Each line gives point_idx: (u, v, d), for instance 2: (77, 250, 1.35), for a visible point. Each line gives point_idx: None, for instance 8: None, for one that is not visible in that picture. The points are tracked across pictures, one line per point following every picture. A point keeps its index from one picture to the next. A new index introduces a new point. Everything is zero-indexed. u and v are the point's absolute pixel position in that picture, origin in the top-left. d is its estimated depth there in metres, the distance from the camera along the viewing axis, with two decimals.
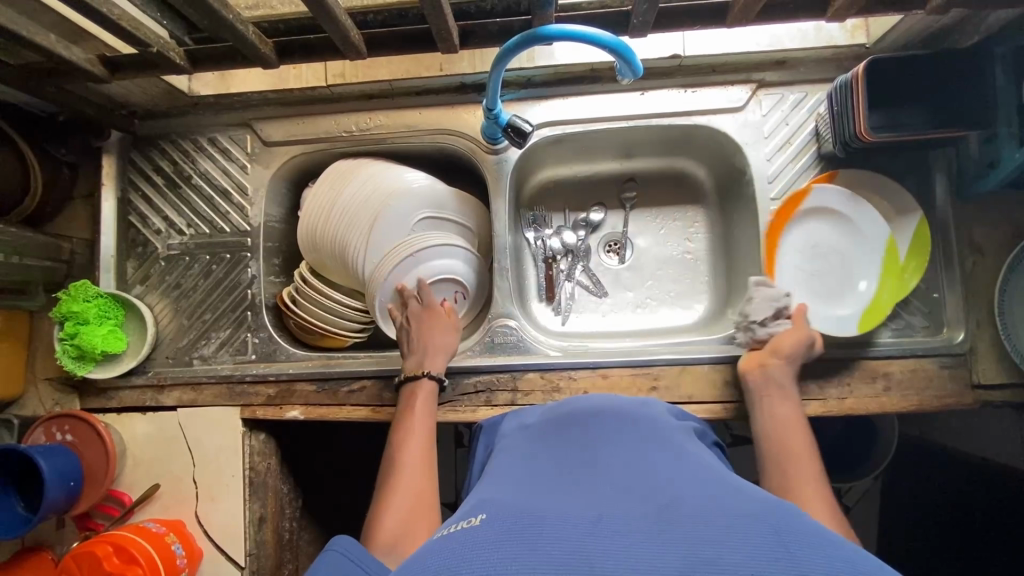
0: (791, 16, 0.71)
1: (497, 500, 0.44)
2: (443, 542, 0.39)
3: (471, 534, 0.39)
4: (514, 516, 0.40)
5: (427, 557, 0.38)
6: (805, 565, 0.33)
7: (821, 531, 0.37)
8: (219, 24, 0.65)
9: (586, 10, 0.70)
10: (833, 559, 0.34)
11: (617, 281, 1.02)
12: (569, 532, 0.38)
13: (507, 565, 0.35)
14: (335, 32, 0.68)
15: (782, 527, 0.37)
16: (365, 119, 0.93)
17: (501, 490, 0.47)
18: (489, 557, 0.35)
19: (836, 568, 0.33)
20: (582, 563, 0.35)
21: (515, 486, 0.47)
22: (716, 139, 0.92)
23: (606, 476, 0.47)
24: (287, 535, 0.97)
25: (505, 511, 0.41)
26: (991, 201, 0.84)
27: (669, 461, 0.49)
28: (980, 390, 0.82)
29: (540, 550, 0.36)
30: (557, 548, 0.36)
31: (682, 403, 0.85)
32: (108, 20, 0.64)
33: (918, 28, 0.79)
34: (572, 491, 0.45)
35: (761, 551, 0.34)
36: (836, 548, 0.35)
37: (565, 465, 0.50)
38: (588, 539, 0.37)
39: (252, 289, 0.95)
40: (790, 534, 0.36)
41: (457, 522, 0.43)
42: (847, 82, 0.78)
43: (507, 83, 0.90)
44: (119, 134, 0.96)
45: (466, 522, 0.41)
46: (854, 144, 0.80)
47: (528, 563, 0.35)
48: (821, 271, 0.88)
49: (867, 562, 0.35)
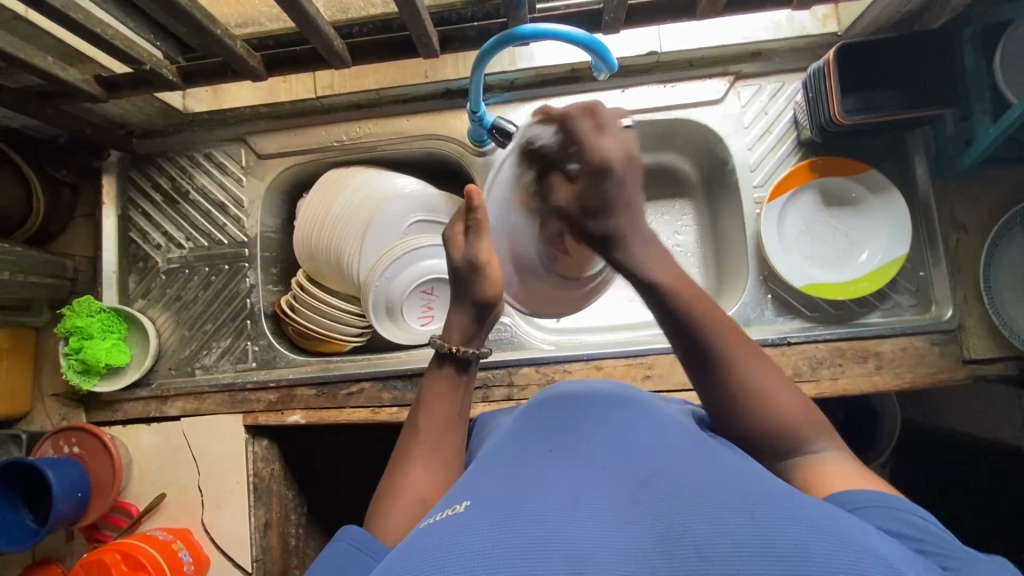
0: (758, 7, 0.73)
1: (481, 486, 0.45)
2: (427, 531, 0.40)
3: (453, 520, 0.39)
4: (497, 500, 0.41)
5: (413, 545, 0.39)
6: (773, 530, 0.34)
7: (786, 496, 0.38)
8: (207, 40, 0.68)
9: (561, 11, 0.73)
10: (800, 524, 0.35)
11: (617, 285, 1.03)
12: (548, 513, 0.38)
13: (485, 546, 0.35)
14: (319, 42, 0.71)
15: (749, 496, 0.38)
16: (354, 128, 0.96)
17: (483, 477, 0.47)
18: (469, 541, 0.36)
19: (801, 529, 0.34)
20: (560, 542, 0.35)
21: (499, 470, 0.48)
22: (698, 132, 0.94)
23: (587, 455, 0.48)
24: (292, 541, 0.98)
25: (489, 496, 0.42)
26: (972, 178, 0.86)
27: (648, 439, 0.50)
28: (972, 365, 0.82)
29: (518, 532, 0.36)
30: (537, 529, 0.37)
31: (675, 391, 0.86)
32: (101, 39, 0.67)
33: (886, 14, 0.81)
34: (555, 471, 0.45)
35: (728, 519, 0.35)
36: (807, 515, 0.36)
37: (548, 445, 0.51)
38: (567, 521, 0.38)
39: (250, 298, 0.97)
40: (759, 502, 0.37)
41: (441, 511, 0.43)
42: (820, 68, 0.80)
43: (490, 87, 0.92)
44: (118, 153, 0.99)
45: (450, 510, 0.42)
46: (831, 127, 0.81)
47: (505, 546, 0.35)
48: (806, 257, 0.89)
49: (831, 520, 0.36)
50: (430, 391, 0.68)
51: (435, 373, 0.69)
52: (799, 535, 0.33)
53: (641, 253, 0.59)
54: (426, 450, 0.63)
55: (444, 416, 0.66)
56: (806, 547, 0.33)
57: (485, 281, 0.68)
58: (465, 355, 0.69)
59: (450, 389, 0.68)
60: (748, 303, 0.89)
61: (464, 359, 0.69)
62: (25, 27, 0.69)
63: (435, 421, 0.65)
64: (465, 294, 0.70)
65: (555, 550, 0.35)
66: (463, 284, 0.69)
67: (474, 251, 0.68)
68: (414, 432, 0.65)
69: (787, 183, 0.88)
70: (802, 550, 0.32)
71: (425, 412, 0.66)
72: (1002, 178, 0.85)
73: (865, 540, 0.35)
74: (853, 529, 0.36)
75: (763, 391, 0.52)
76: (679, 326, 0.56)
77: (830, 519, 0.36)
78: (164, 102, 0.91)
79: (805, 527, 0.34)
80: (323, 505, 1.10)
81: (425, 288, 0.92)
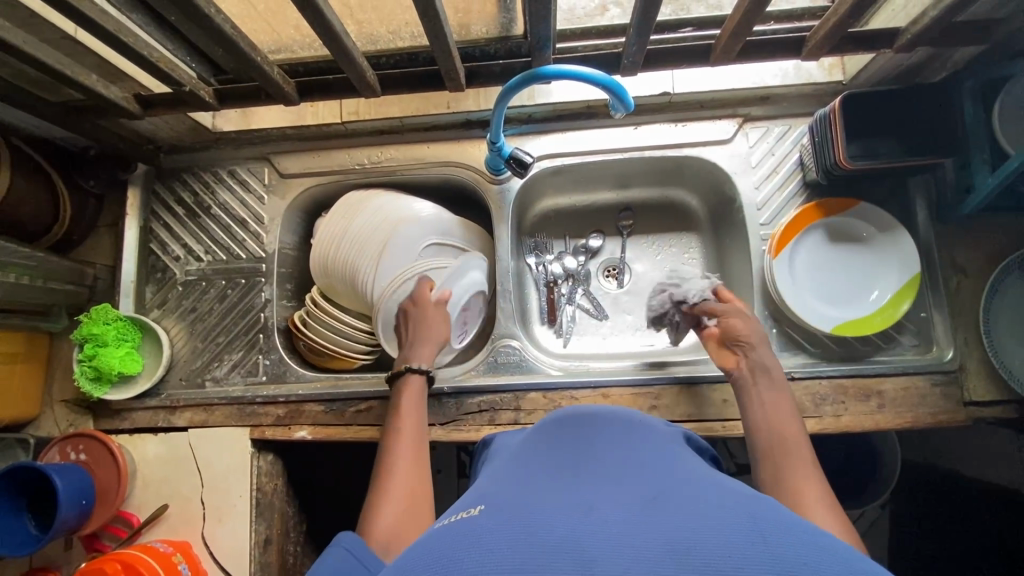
0: (769, 56, 0.77)
1: (495, 495, 0.46)
2: (443, 531, 0.41)
3: (467, 521, 0.41)
4: (511, 507, 0.42)
5: (427, 545, 0.40)
6: (783, 549, 0.35)
7: (797, 519, 0.39)
8: (247, 64, 0.72)
9: (581, 52, 0.77)
10: (806, 543, 0.36)
11: (622, 312, 1.05)
12: (559, 519, 0.40)
13: (496, 542, 0.37)
14: (351, 71, 0.75)
15: (760, 514, 0.39)
16: (376, 152, 0.99)
17: (497, 485, 0.49)
18: (482, 541, 0.38)
19: (810, 551, 0.35)
20: (571, 544, 0.37)
21: (513, 482, 0.49)
22: (707, 170, 0.97)
23: (599, 470, 0.49)
24: (290, 559, 0.97)
25: (504, 503, 0.43)
26: (970, 225, 0.89)
27: (660, 459, 0.51)
28: (972, 407, 0.84)
29: (530, 535, 0.38)
30: (548, 531, 0.38)
31: (681, 422, 0.87)
32: (145, 61, 0.70)
33: (889, 66, 0.85)
34: (567, 484, 0.46)
35: (738, 532, 0.36)
36: (811, 536, 0.37)
37: (557, 458, 0.53)
38: (578, 525, 0.39)
39: (264, 313, 0.99)
40: (769, 520, 0.38)
41: (455, 514, 0.45)
42: (826, 114, 0.84)
43: (510, 119, 0.96)
44: (145, 167, 1.02)
45: (466, 512, 0.43)
46: (836, 171, 0.85)
47: (519, 545, 0.37)
48: (815, 293, 0.91)
49: (842, 548, 0.36)
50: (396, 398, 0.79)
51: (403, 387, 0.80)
52: (805, 554, 0.34)
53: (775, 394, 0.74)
54: (407, 452, 0.72)
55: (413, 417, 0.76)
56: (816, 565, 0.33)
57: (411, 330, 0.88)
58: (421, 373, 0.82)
59: (414, 394, 0.79)
60: None
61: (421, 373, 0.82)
62: (72, 45, 0.73)
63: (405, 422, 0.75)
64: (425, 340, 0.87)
65: (567, 552, 0.36)
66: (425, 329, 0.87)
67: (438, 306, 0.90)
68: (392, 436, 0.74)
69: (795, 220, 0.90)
70: (811, 567, 0.33)
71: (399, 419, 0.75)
72: (1002, 226, 0.88)
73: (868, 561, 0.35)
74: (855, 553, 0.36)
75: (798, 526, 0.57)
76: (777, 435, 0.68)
77: (839, 544, 0.37)
78: (195, 120, 0.95)
79: (815, 549, 0.35)
80: (323, 525, 1.09)
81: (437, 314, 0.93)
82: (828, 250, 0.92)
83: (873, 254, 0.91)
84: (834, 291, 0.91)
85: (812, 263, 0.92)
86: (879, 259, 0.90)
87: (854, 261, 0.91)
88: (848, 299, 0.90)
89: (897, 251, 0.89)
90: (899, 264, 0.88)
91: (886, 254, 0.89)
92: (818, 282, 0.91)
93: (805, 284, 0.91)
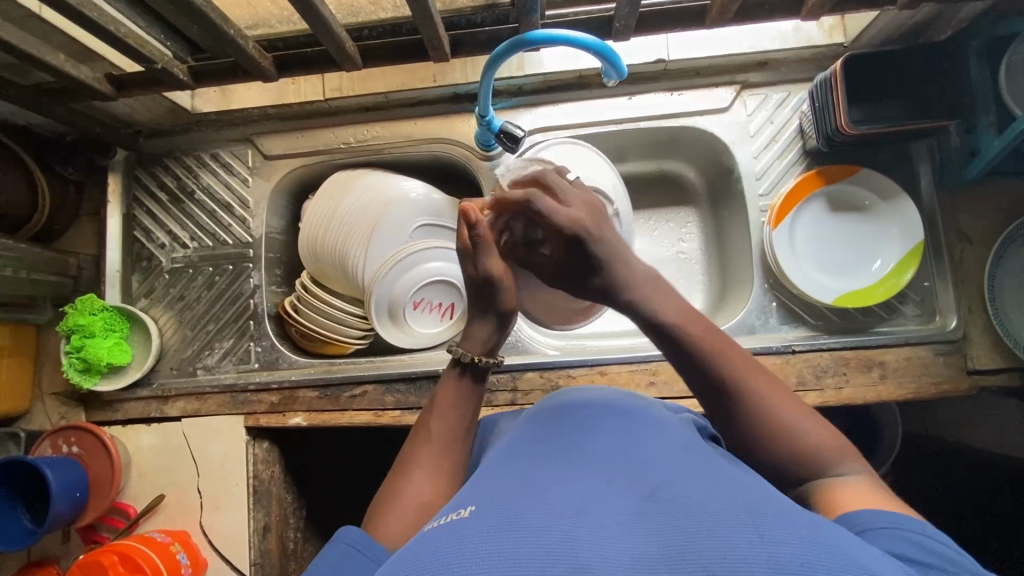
0: (767, 16, 0.74)
1: (485, 492, 0.44)
2: (432, 535, 0.39)
3: (458, 524, 0.39)
4: (503, 505, 0.40)
5: (415, 550, 0.38)
6: (780, 546, 0.34)
7: (792, 511, 0.38)
8: (221, 40, 0.68)
9: (572, 17, 0.74)
10: (801, 538, 0.35)
11: None
12: (553, 519, 0.38)
13: (487, 547, 0.36)
14: (331, 43, 0.71)
15: (756, 509, 0.38)
16: (362, 130, 0.96)
17: (487, 481, 0.47)
18: (472, 546, 0.36)
19: (808, 547, 0.34)
20: (566, 549, 0.35)
21: (503, 476, 0.47)
22: (704, 140, 0.94)
23: (591, 462, 0.48)
24: (290, 545, 0.97)
25: (495, 502, 0.41)
26: (975, 190, 0.86)
27: (653, 449, 0.50)
28: (975, 375, 0.82)
29: (524, 538, 0.36)
30: (541, 534, 0.37)
31: (680, 398, 0.85)
32: (115, 38, 0.67)
33: (893, 24, 0.81)
34: (559, 477, 0.45)
35: (734, 532, 0.36)
36: (806, 530, 0.36)
37: (548, 450, 0.51)
38: (572, 528, 0.37)
39: (254, 299, 0.97)
40: (765, 516, 0.37)
41: (444, 515, 0.43)
42: (826, 78, 0.81)
43: (499, 92, 0.93)
44: (124, 152, 0.99)
45: (454, 515, 0.41)
46: (837, 138, 0.82)
47: (512, 549, 0.35)
48: (815, 264, 0.89)
49: (838, 540, 0.36)
50: (442, 394, 0.69)
51: (450, 379, 0.70)
52: (802, 550, 0.34)
53: (648, 290, 0.62)
54: (437, 459, 0.63)
55: (454, 420, 0.67)
56: (813, 563, 0.33)
57: (506, 294, 0.71)
58: (484, 364, 0.70)
59: (459, 393, 0.69)
60: (753, 311, 0.90)
61: (485, 368, 0.70)
62: (37, 23, 0.69)
63: (446, 423, 0.66)
64: (484, 308, 0.72)
65: (562, 558, 0.34)
66: (485, 298, 0.71)
67: (490, 267, 0.70)
68: (424, 433, 0.66)
69: (793, 189, 0.88)
70: (807, 566, 0.33)
71: (439, 417, 0.67)
72: (1007, 189, 0.86)
73: (860, 553, 0.35)
74: (849, 545, 0.36)
75: (782, 417, 0.52)
76: (688, 358, 0.57)
77: (834, 534, 0.36)
78: (172, 102, 0.91)
79: (812, 543, 0.34)
80: (322, 509, 1.09)
81: (415, 301, 0.92)
82: (831, 221, 0.90)
83: (880, 224, 0.88)
84: (836, 262, 0.89)
85: (812, 234, 0.90)
86: (885, 228, 0.88)
87: (861, 232, 0.89)
88: (851, 270, 0.88)
89: (905, 220, 0.86)
90: (901, 233, 0.86)
91: (894, 223, 0.87)
92: (819, 253, 0.89)
93: (804, 255, 0.89)
